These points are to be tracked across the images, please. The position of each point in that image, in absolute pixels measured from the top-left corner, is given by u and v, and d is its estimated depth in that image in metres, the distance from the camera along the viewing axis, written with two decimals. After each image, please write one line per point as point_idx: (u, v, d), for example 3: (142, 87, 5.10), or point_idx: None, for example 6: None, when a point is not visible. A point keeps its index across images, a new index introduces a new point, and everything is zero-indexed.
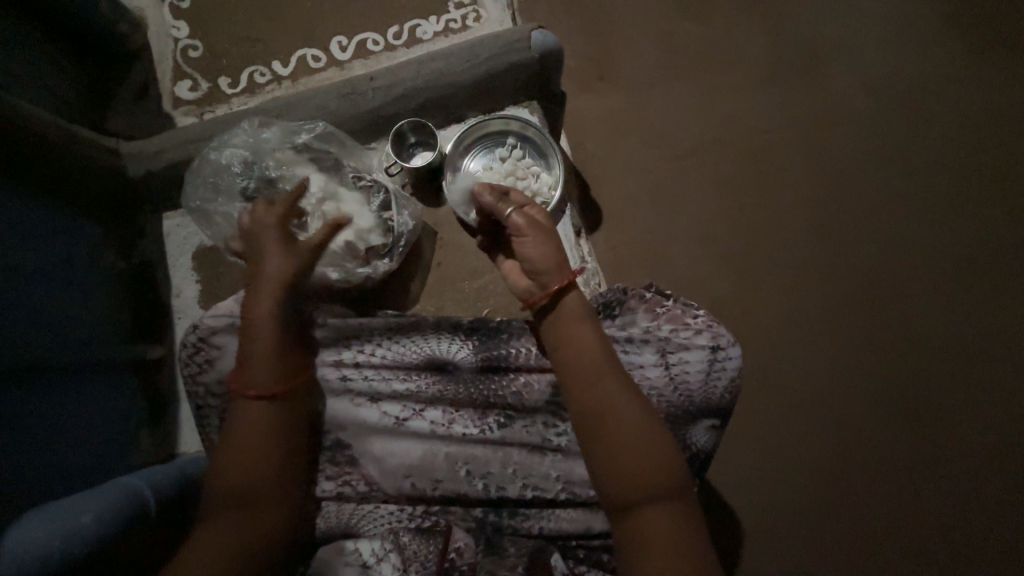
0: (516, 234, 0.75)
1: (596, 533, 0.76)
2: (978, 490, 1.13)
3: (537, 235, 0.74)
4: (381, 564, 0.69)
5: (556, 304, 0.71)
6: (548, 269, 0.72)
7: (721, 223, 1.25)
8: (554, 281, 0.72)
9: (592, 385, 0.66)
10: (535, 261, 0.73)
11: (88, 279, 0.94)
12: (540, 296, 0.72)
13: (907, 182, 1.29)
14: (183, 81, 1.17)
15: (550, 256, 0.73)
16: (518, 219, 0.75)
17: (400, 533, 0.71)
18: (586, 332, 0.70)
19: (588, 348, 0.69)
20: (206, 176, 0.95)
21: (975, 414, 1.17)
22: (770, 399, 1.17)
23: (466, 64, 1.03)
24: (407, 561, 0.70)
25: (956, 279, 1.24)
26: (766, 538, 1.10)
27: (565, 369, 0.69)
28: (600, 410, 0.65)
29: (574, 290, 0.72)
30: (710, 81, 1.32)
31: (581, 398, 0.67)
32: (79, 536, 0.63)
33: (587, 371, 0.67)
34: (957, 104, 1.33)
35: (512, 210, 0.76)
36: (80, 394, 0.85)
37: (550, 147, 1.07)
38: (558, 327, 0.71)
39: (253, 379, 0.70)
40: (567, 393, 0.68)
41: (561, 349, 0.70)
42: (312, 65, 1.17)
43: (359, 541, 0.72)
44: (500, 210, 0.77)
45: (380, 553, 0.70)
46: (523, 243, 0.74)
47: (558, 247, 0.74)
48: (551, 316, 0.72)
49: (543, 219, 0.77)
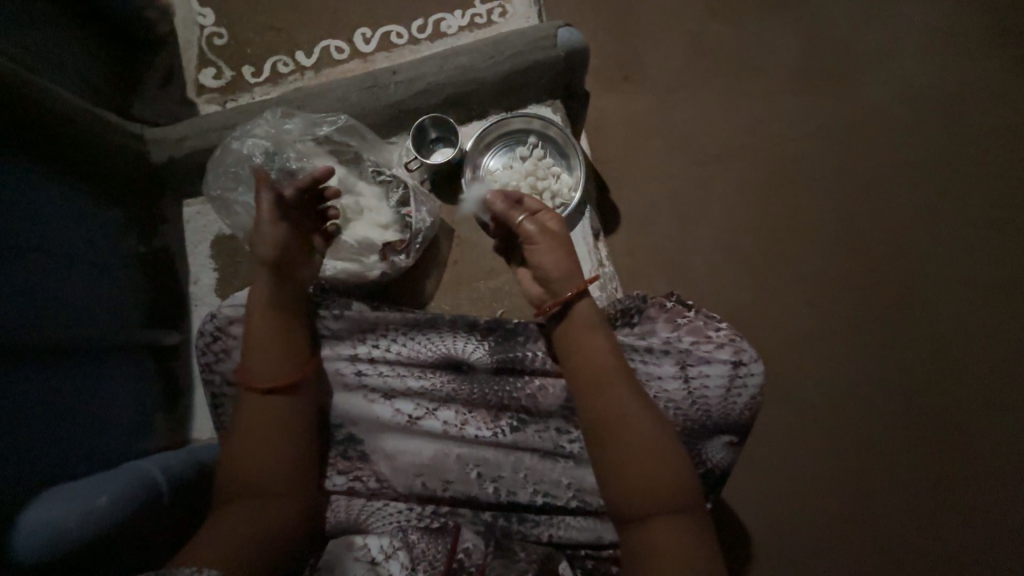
0: (528, 242, 0.72)
1: (606, 543, 0.75)
2: (1000, 519, 1.09)
3: (550, 243, 0.72)
4: (390, 562, 0.69)
5: (568, 311, 0.70)
6: (561, 277, 0.70)
7: (743, 231, 1.22)
8: (565, 290, 0.70)
9: (603, 392, 0.65)
10: (547, 269, 0.71)
11: (108, 262, 0.95)
12: (552, 304, 0.70)
13: (941, 196, 1.25)
14: (207, 69, 1.17)
15: (562, 264, 0.71)
16: (529, 228, 0.72)
17: (410, 531, 0.71)
18: (598, 340, 0.69)
19: (599, 356, 0.68)
20: (228, 165, 0.95)
21: (1001, 440, 1.13)
22: (786, 414, 1.14)
23: (490, 60, 1.01)
24: (416, 559, 0.68)
25: (988, 298, 1.19)
26: (775, 554, 1.08)
27: (576, 376, 0.68)
28: (610, 420, 0.64)
29: (585, 298, 0.71)
30: (738, 84, 1.29)
31: (593, 405, 0.66)
32: (93, 518, 0.64)
33: (597, 380, 0.66)
34: (997, 116, 1.28)
35: (523, 217, 0.73)
36: (98, 376, 0.86)
37: (571, 147, 1.05)
38: (570, 334, 0.70)
39: (262, 373, 0.70)
40: (579, 400, 0.67)
41: (572, 356, 0.69)
42: (335, 56, 1.16)
43: (368, 537, 0.71)
44: (512, 217, 0.74)
45: (388, 550, 0.70)
46: (535, 252, 0.72)
47: (571, 255, 0.72)
48: (563, 322, 0.70)
49: (556, 225, 0.74)
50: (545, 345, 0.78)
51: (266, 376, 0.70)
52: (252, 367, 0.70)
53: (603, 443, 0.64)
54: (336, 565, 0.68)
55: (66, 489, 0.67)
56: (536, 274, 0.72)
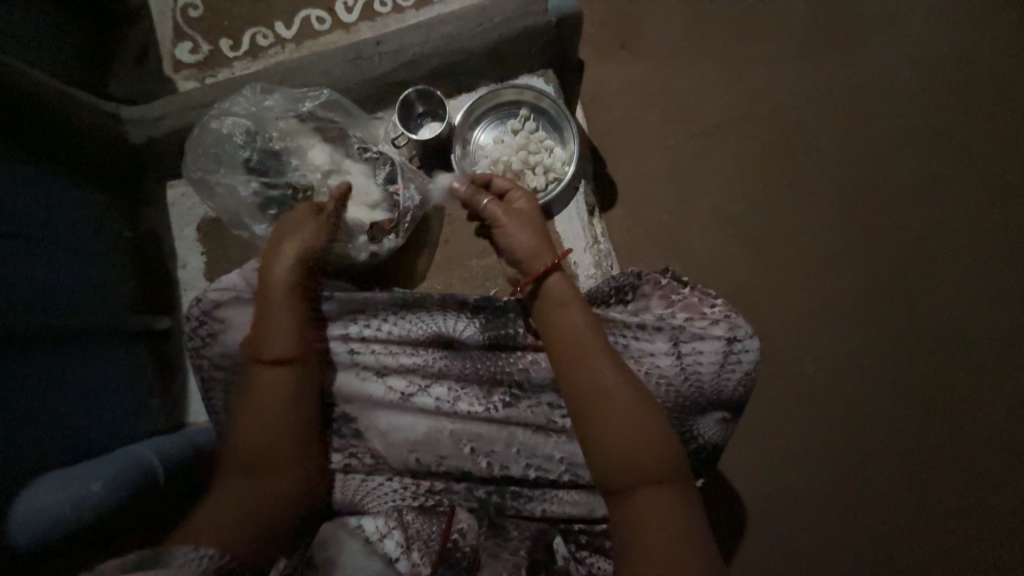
0: (495, 223, 0.74)
1: (598, 517, 0.75)
2: (995, 489, 1.10)
3: (516, 222, 0.72)
4: (385, 542, 0.69)
5: (541, 287, 0.70)
6: (531, 255, 0.71)
7: (743, 205, 1.19)
8: (536, 266, 0.70)
9: (578, 362, 0.65)
10: (517, 248, 0.71)
11: (95, 248, 0.94)
12: (528, 281, 0.71)
13: (948, 165, 1.21)
14: (183, 43, 1.12)
15: (529, 241, 0.71)
16: (493, 209, 0.73)
17: (404, 512, 0.71)
18: (575, 316, 0.68)
19: (574, 330, 0.67)
20: (208, 146, 0.91)
21: (1000, 412, 1.13)
22: (784, 389, 1.14)
23: (478, 28, 0.96)
24: (411, 538, 0.69)
25: (993, 271, 1.17)
26: (770, 526, 1.10)
27: (555, 349, 0.67)
28: (590, 390, 0.64)
29: (557, 271, 0.70)
30: (740, 50, 1.23)
31: (570, 374, 0.65)
32: (88, 504, 0.65)
33: (574, 353, 0.66)
34: (1011, 78, 1.23)
35: (487, 199, 0.74)
36: (90, 364, 0.86)
37: (564, 119, 1.01)
38: (550, 309, 0.69)
39: (263, 350, 0.71)
40: (558, 371, 0.67)
41: (550, 330, 0.68)
42: (317, 27, 1.11)
43: (363, 518, 0.71)
44: (477, 201, 0.76)
45: (383, 530, 0.70)
46: (503, 233, 0.73)
47: (541, 231, 0.72)
48: (539, 298, 0.70)
49: (524, 204, 0.75)
50: (527, 322, 0.77)
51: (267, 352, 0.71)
52: (265, 340, 0.71)
53: (592, 417, 0.63)
54: (331, 542, 0.68)
55: (60, 475, 0.68)
56: (508, 255, 0.74)
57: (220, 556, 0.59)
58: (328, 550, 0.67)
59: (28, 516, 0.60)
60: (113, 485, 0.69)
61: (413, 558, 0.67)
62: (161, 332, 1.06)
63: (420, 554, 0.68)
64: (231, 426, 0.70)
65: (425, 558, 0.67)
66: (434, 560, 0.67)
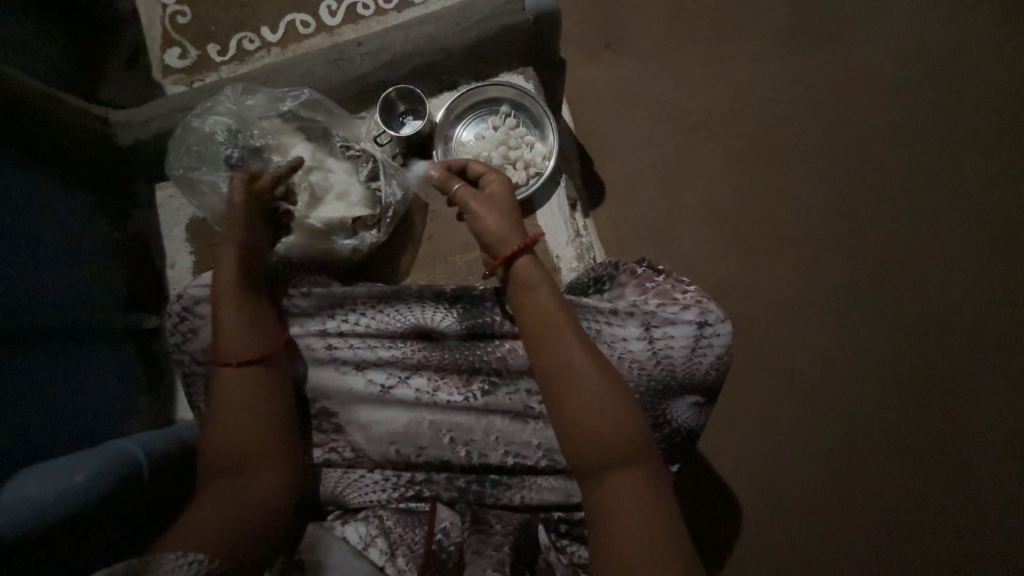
0: (465, 207, 0.74)
1: (575, 503, 0.76)
2: (983, 478, 1.09)
3: (488, 205, 0.73)
4: (369, 550, 0.70)
5: (510, 269, 0.71)
6: (502, 240, 0.72)
7: (725, 198, 1.20)
8: (504, 249, 0.71)
9: (551, 342, 0.66)
10: (486, 231, 0.72)
11: (85, 250, 0.96)
12: (497, 264, 0.72)
13: (929, 155, 1.21)
14: (172, 49, 1.14)
15: (502, 226, 0.72)
16: (464, 192, 0.75)
17: (384, 517, 0.73)
18: (545, 299, 0.69)
19: (543, 313, 0.68)
20: (192, 144, 0.93)
21: (986, 400, 1.12)
22: (770, 380, 1.14)
23: (457, 27, 0.98)
24: (395, 544, 0.70)
25: (977, 259, 1.17)
26: (758, 517, 1.09)
27: (524, 330, 0.69)
28: (558, 372, 0.65)
29: (526, 254, 0.71)
30: (721, 46, 1.25)
31: (543, 354, 0.66)
32: (70, 496, 0.66)
33: (540, 334, 0.67)
34: (990, 70, 1.24)
35: (459, 185, 0.76)
36: (77, 364, 0.87)
37: (543, 114, 1.03)
38: (515, 294, 0.70)
39: (246, 342, 0.72)
40: (530, 354, 0.68)
41: (522, 318, 0.69)
42: (301, 31, 1.13)
43: (347, 527, 0.72)
44: (449, 186, 0.77)
45: (367, 538, 0.71)
46: (473, 217, 0.74)
47: (510, 215, 0.72)
48: (510, 279, 0.71)
49: (498, 187, 0.76)
50: (503, 310, 0.78)
51: (252, 343, 0.72)
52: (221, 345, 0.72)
53: (557, 402, 0.64)
54: (318, 546, 0.68)
55: (49, 466, 0.69)
56: (479, 238, 0.74)
57: (210, 560, 0.59)
58: (316, 554, 0.67)
59: (11, 509, 0.61)
60: (98, 477, 0.70)
61: (397, 564, 0.68)
62: (150, 330, 1.07)
63: (405, 558, 0.69)
64: (212, 423, 0.70)
65: (411, 563, 0.69)
66: (420, 565, 0.68)
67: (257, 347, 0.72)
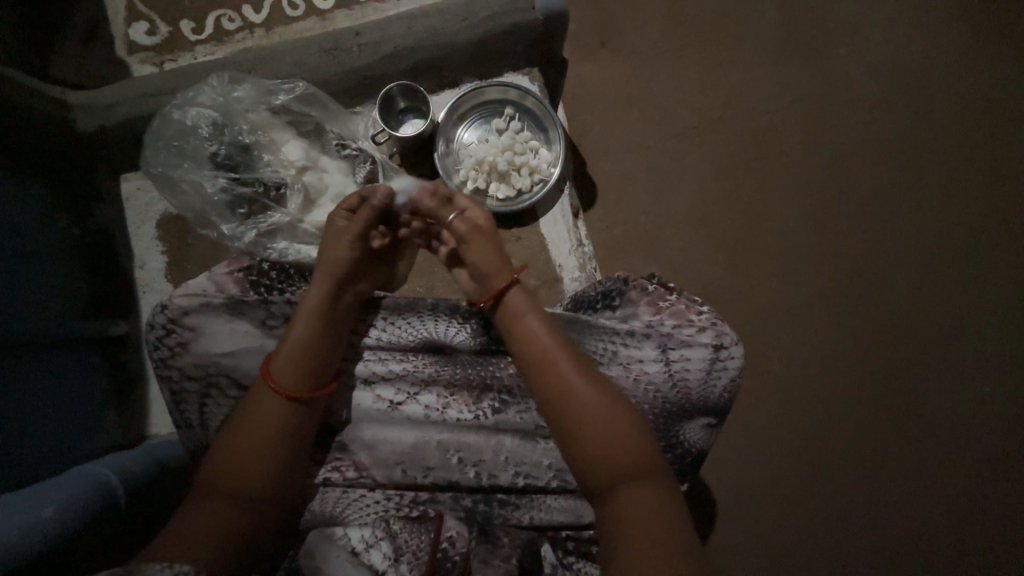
0: (460, 239, 0.77)
1: (586, 523, 0.76)
2: (940, 477, 1.18)
3: (478, 240, 0.76)
4: (371, 552, 0.67)
5: (501, 301, 0.73)
6: (494, 272, 0.75)
7: (718, 208, 1.22)
8: (498, 280, 0.74)
9: (552, 366, 0.66)
10: (476, 266, 0.76)
11: (41, 250, 0.85)
12: (485, 300, 0.75)
13: (907, 171, 1.27)
14: (139, 23, 1.03)
15: (490, 260, 0.75)
16: (459, 225, 0.77)
17: (391, 522, 0.69)
18: (535, 325, 0.70)
19: (539, 338, 0.68)
20: (170, 137, 0.85)
21: (947, 405, 1.20)
22: (755, 386, 1.18)
23: (463, 23, 0.92)
24: (400, 549, 0.68)
25: (945, 272, 1.24)
26: (739, 519, 1.14)
27: (520, 356, 0.69)
28: (560, 392, 0.65)
29: (517, 284, 0.74)
30: (720, 54, 1.25)
31: (545, 376, 0.66)
32: (40, 532, 0.59)
33: (539, 359, 0.67)
34: (966, 90, 1.29)
35: (452, 216, 0.78)
36: (35, 378, 0.78)
37: (550, 119, 1.00)
38: (508, 322, 0.71)
39: (289, 377, 0.67)
40: (530, 377, 0.68)
41: (517, 346, 0.69)
42: (289, 12, 1.04)
43: (348, 528, 0.69)
44: (443, 215, 0.79)
45: (370, 540, 0.68)
46: (466, 250, 0.77)
47: (499, 252, 0.76)
48: (501, 306, 0.73)
49: (487, 223, 0.78)
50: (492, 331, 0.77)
51: (296, 381, 0.67)
52: (276, 365, 0.68)
53: (562, 424, 0.64)
54: (317, 553, 0.67)
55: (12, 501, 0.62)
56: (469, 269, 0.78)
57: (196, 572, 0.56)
58: (314, 560, 0.66)
59: None
60: (67, 509, 0.64)
61: (401, 571, 0.66)
62: (117, 338, 0.98)
63: (408, 567, 0.67)
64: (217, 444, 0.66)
65: (416, 570, 0.66)
66: (426, 570, 0.66)
67: (308, 386, 0.68)
